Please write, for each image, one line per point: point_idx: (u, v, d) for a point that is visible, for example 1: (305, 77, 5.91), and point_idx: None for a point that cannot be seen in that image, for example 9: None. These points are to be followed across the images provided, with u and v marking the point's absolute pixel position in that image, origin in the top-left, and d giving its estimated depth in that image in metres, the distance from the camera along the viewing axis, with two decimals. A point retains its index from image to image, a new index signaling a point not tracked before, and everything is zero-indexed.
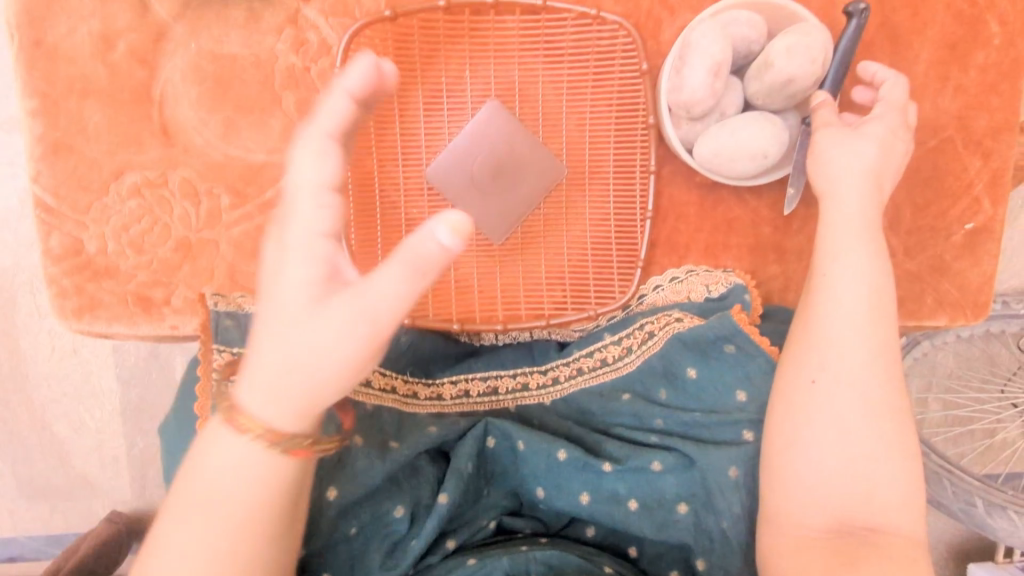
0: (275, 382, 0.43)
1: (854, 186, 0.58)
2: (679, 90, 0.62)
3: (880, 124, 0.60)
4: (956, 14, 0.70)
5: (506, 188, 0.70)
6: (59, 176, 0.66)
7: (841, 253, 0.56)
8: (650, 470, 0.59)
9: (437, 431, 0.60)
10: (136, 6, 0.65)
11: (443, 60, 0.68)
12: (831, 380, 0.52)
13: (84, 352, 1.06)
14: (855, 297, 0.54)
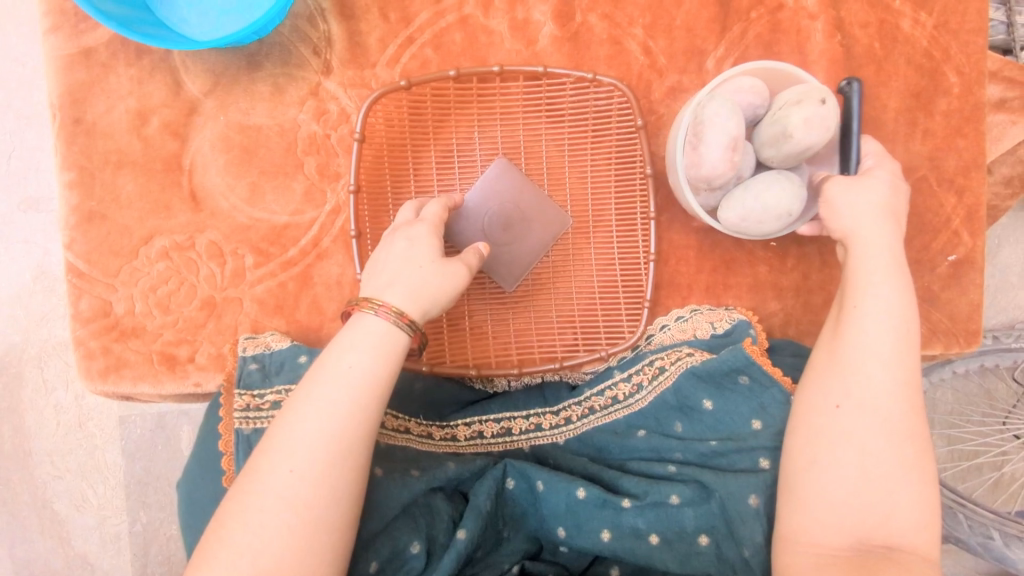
0: (344, 380, 0.50)
1: (877, 225, 0.59)
2: (700, 166, 0.64)
3: (884, 169, 0.63)
4: (918, 68, 0.77)
5: (516, 239, 0.73)
6: (92, 243, 0.70)
7: (869, 286, 0.57)
8: (669, 504, 0.58)
9: (454, 468, 0.61)
10: (170, 84, 0.70)
11: (454, 123, 0.73)
12: (855, 404, 0.54)
13: (90, 426, 1.06)
14: (881, 325, 0.56)
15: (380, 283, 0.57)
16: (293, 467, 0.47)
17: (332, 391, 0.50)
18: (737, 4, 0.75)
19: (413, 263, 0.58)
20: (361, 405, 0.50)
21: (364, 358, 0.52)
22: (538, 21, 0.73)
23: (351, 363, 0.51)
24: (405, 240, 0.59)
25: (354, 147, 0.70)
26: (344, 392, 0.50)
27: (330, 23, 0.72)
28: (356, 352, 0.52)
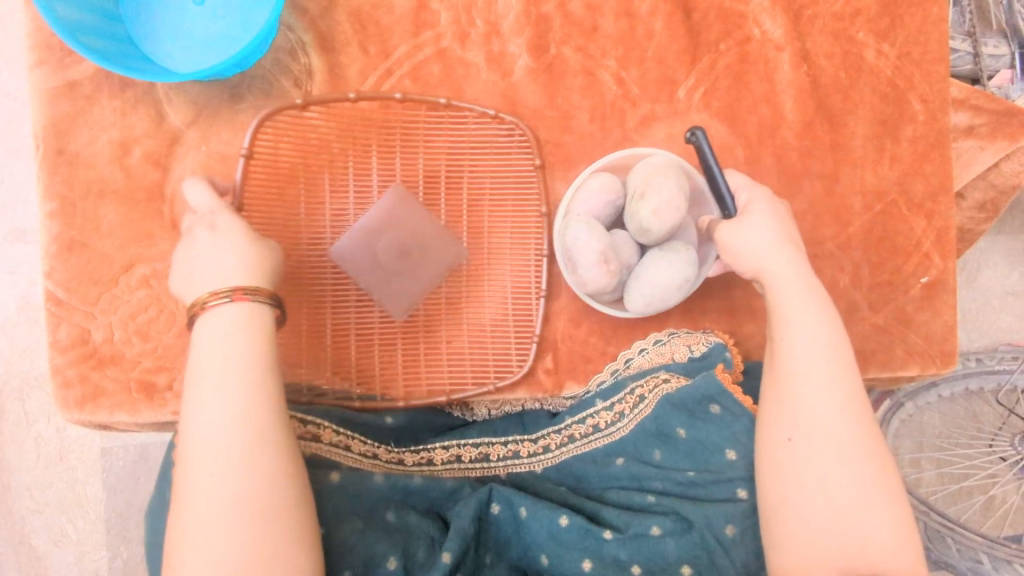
0: (217, 373, 0.51)
1: (780, 254, 0.61)
2: (586, 283, 0.67)
3: (758, 204, 0.63)
4: (883, 96, 0.80)
5: (407, 270, 0.72)
6: (72, 272, 0.70)
7: (792, 317, 0.59)
8: (650, 535, 0.58)
9: (420, 482, 0.62)
10: (153, 116, 0.72)
11: (399, 140, 0.74)
12: (804, 436, 0.54)
13: (71, 459, 1.05)
14: (809, 349, 0.57)
15: (224, 271, 0.55)
16: (214, 470, 0.47)
17: (222, 383, 0.50)
18: (705, 37, 0.77)
19: (225, 245, 0.56)
20: (258, 384, 0.51)
21: (236, 341, 0.52)
22: (513, 53, 0.75)
23: (222, 351, 0.52)
24: (208, 228, 0.58)
25: (240, 162, 0.66)
26: (232, 379, 0.51)
27: (312, 56, 0.74)
28: (209, 341, 0.52)
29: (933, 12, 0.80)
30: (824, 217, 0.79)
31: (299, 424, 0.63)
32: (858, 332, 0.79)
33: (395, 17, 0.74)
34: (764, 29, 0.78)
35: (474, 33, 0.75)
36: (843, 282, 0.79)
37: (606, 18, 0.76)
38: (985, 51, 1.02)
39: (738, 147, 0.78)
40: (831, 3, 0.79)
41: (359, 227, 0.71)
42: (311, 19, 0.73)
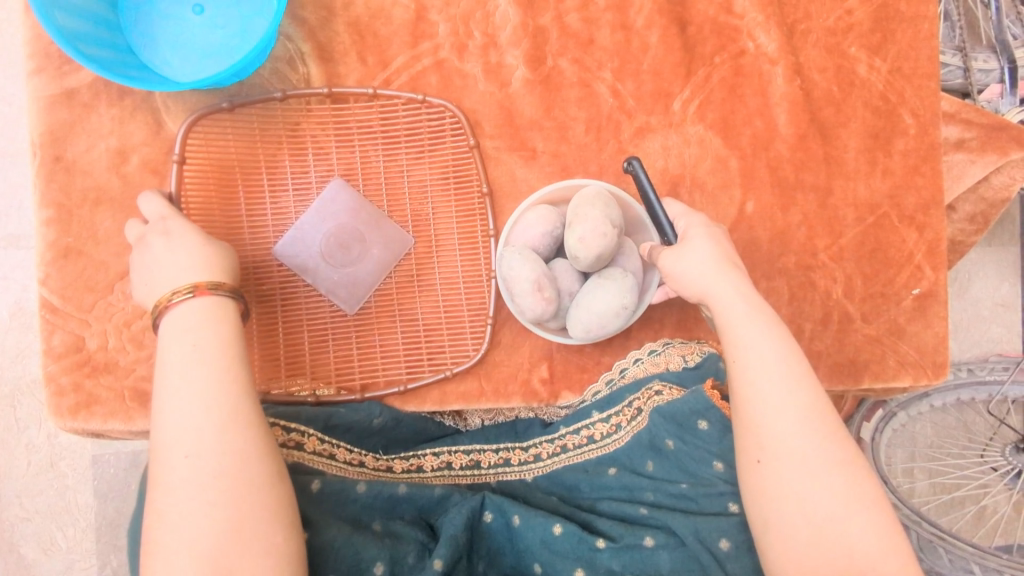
0: (190, 363, 0.51)
1: (724, 277, 0.59)
2: (524, 313, 0.68)
3: (695, 246, 0.62)
4: (875, 110, 0.81)
5: (351, 261, 0.73)
6: (67, 279, 0.70)
7: (742, 336, 0.57)
8: (643, 546, 0.58)
9: (406, 491, 0.61)
10: (151, 124, 0.72)
11: (359, 137, 0.74)
12: (771, 455, 0.52)
13: (61, 466, 1.04)
14: (757, 365, 0.55)
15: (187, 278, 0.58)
16: (188, 453, 0.47)
17: (190, 370, 0.50)
18: (701, 50, 0.78)
19: (179, 250, 0.58)
20: (226, 371, 0.51)
21: (206, 333, 0.53)
22: (511, 65, 0.76)
23: (196, 341, 0.52)
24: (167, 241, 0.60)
25: (172, 169, 0.69)
26: (197, 368, 0.51)
27: (310, 66, 0.74)
28: (191, 335, 0.53)
29: (923, 28, 0.81)
30: (817, 229, 0.80)
31: (282, 432, 0.62)
32: (850, 343, 0.80)
33: (393, 27, 0.75)
34: (758, 43, 0.79)
35: (472, 45, 0.75)
36: (837, 293, 0.80)
37: (603, 30, 0.77)
38: (976, 65, 1.03)
39: (732, 159, 0.79)
40: (824, 18, 0.80)
41: (300, 227, 0.72)
42: (310, 29, 0.74)
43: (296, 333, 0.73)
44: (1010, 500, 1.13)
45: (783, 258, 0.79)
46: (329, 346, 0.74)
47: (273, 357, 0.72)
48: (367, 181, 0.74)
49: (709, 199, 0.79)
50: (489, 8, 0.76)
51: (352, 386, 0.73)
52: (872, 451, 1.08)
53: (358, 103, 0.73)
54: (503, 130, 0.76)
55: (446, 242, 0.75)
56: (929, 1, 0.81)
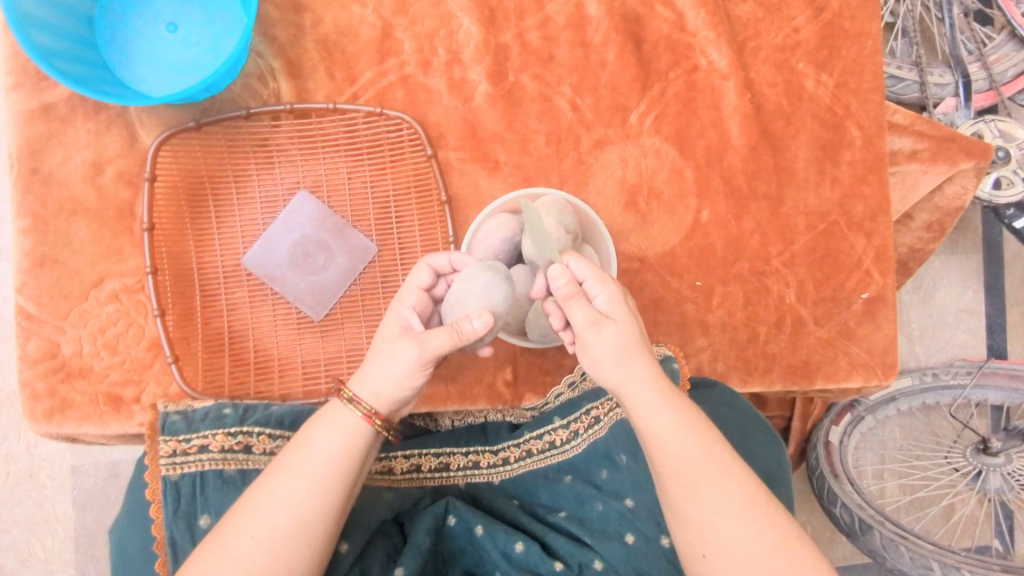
0: (314, 452, 0.54)
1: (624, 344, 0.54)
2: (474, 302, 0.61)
3: (605, 295, 0.56)
4: (823, 122, 0.85)
5: (313, 271, 0.76)
6: (43, 287, 0.72)
7: (645, 417, 0.54)
8: (593, 568, 0.62)
9: (392, 498, 0.70)
10: (125, 137, 0.74)
11: (323, 149, 0.77)
12: (711, 545, 0.51)
13: (41, 476, 1.05)
14: (681, 461, 0.52)
15: (388, 381, 0.55)
16: (253, 532, 0.51)
17: (308, 463, 0.54)
18: (656, 66, 0.82)
19: (399, 354, 0.55)
20: (337, 471, 0.54)
21: (340, 426, 0.55)
22: (474, 80, 0.79)
23: (323, 438, 0.55)
24: (414, 343, 0.55)
25: (145, 186, 0.72)
26: (319, 465, 0.53)
27: (280, 81, 0.77)
28: (321, 426, 0.55)
29: (868, 45, 0.85)
30: (769, 236, 0.84)
31: (269, 441, 0.67)
32: (803, 345, 0.83)
33: (360, 44, 0.78)
34: (710, 59, 0.83)
35: (436, 61, 0.79)
36: (789, 298, 0.84)
37: (562, 47, 0.81)
38: (931, 80, 1.08)
39: (687, 170, 0.83)
40: (773, 36, 0.84)
41: (267, 238, 0.76)
42: (280, 46, 0.77)
43: (265, 339, 0.76)
44: (974, 499, 1.16)
45: (738, 264, 0.83)
46: (301, 352, 0.77)
47: (244, 363, 0.75)
48: (332, 193, 0.77)
49: (665, 208, 0.82)
50: (453, 26, 0.79)
51: (319, 390, 0.76)
52: (841, 454, 1.11)
53: (322, 117, 0.76)
54: (467, 142, 0.79)
55: (410, 249, 0.78)
56: (874, 18, 0.86)
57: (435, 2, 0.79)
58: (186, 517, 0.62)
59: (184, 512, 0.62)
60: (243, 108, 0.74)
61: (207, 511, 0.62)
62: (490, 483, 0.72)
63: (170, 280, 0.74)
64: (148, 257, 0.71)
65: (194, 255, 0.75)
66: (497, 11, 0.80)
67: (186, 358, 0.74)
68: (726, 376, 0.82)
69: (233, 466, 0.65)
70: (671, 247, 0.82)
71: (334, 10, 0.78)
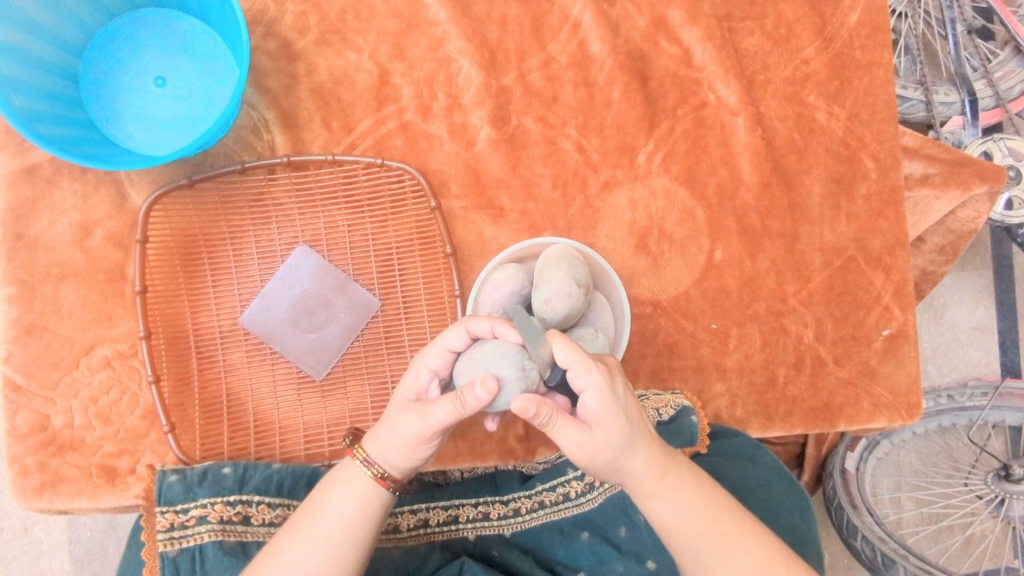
0: (330, 514, 0.52)
1: (618, 441, 0.51)
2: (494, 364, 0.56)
3: (590, 394, 0.50)
4: (837, 155, 0.82)
5: (313, 331, 0.73)
6: (31, 356, 0.69)
7: (648, 499, 0.54)
8: None
9: (398, 555, 0.66)
10: (115, 197, 0.72)
11: (322, 203, 0.74)
12: None
13: (36, 531, 0.98)
14: (688, 542, 0.53)
15: (391, 448, 0.52)
16: None
17: (322, 527, 0.52)
18: (663, 104, 0.80)
19: (405, 422, 0.51)
20: (352, 535, 0.52)
21: (356, 489, 0.53)
22: (475, 124, 0.77)
23: (339, 499, 0.53)
24: (416, 413, 0.51)
25: (137, 247, 0.69)
26: (334, 529, 0.52)
27: (274, 133, 0.74)
28: (337, 486, 0.53)
29: (879, 75, 0.83)
30: (785, 274, 0.81)
31: (269, 510, 0.63)
32: (824, 386, 0.80)
33: (357, 92, 0.75)
34: (718, 95, 0.80)
35: (436, 107, 0.76)
36: (808, 338, 0.80)
37: (566, 88, 0.78)
38: (937, 99, 1.01)
39: (698, 209, 0.80)
40: (782, 68, 0.82)
41: (265, 295, 0.72)
42: (274, 96, 0.74)
43: (265, 401, 0.73)
44: (998, 527, 1.09)
45: (754, 305, 0.80)
46: (302, 413, 0.73)
47: (243, 427, 0.72)
48: (332, 246, 0.74)
49: (677, 250, 0.80)
50: (452, 70, 0.76)
51: (322, 453, 0.72)
52: (858, 483, 1.02)
53: (319, 169, 0.73)
54: (470, 189, 0.77)
55: (414, 303, 0.75)
56: (884, 47, 0.83)
57: (433, 46, 0.76)
58: None
59: None
60: (237, 163, 0.71)
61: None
62: (501, 537, 0.68)
63: (164, 344, 0.71)
64: (141, 323, 0.68)
65: (189, 316, 0.71)
66: (498, 52, 0.77)
67: (183, 427, 0.70)
68: (746, 423, 0.79)
69: (233, 538, 0.60)
70: (684, 289, 0.79)
71: (329, 57, 0.75)
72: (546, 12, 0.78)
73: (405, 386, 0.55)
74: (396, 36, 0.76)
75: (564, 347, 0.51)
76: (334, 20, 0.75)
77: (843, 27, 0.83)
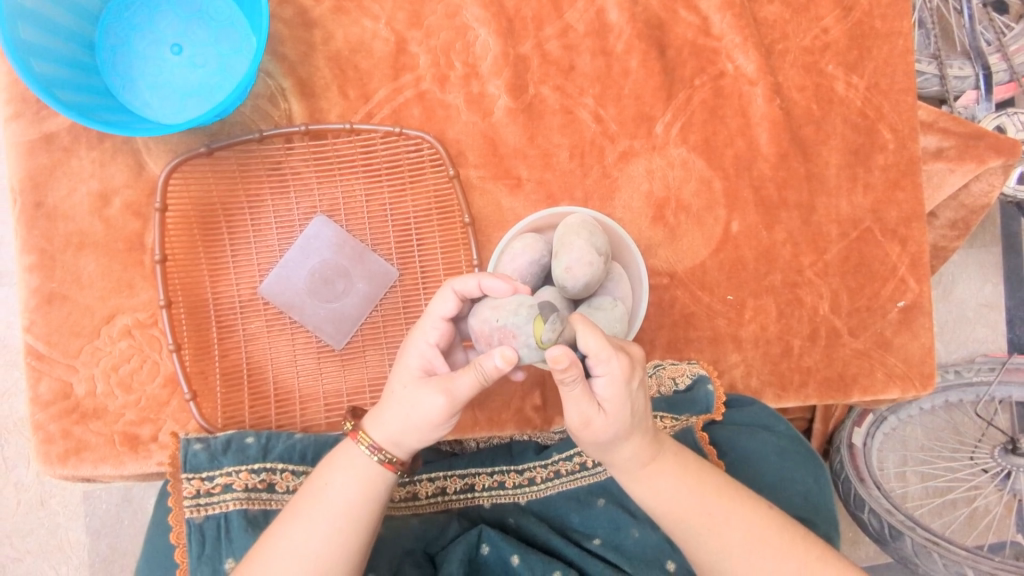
0: (329, 500, 0.52)
1: (615, 426, 0.51)
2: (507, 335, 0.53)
3: (605, 381, 0.49)
4: (854, 126, 0.82)
5: (330, 297, 0.73)
6: (52, 324, 0.69)
7: (635, 486, 0.54)
8: None
9: (418, 525, 0.66)
10: (132, 165, 0.71)
11: (340, 174, 0.74)
12: None
13: (52, 504, 0.99)
14: (676, 522, 0.54)
15: (411, 431, 0.52)
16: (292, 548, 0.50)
17: (321, 512, 0.52)
18: (681, 74, 0.79)
19: (423, 402, 0.51)
20: (353, 520, 0.52)
21: (359, 471, 0.53)
22: (492, 94, 0.76)
23: (338, 484, 0.53)
24: (435, 392, 0.50)
25: (156, 217, 0.69)
26: (335, 513, 0.52)
27: (291, 101, 0.74)
28: (336, 470, 0.53)
29: (899, 44, 0.82)
30: (801, 246, 0.81)
31: (293, 478, 0.64)
32: (839, 357, 0.81)
33: (374, 60, 0.75)
34: (737, 64, 0.80)
35: (453, 75, 0.76)
36: (824, 310, 0.81)
37: (583, 56, 0.78)
38: (951, 73, 0.99)
39: (716, 180, 0.80)
40: (801, 38, 0.81)
41: (283, 264, 0.73)
42: (290, 65, 0.74)
43: (286, 370, 0.73)
44: (1002, 501, 1.10)
45: (770, 276, 0.80)
46: (322, 381, 0.73)
47: (265, 396, 0.72)
48: (350, 217, 0.74)
49: (694, 221, 0.80)
50: (470, 38, 0.76)
51: (343, 420, 0.73)
52: (866, 457, 1.02)
53: (337, 138, 0.73)
54: (487, 159, 0.76)
55: (433, 273, 0.75)
56: (904, 17, 0.82)
57: (450, 14, 0.76)
58: (211, 561, 0.58)
59: (209, 556, 0.58)
60: (255, 132, 0.71)
61: (233, 555, 0.58)
62: (518, 506, 0.69)
63: (185, 314, 0.71)
64: (162, 291, 0.68)
65: (209, 286, 0.72)
66: (515, 21, 0.77)
67: (205, 395, 0.71)
68: (761, 393, 0.80)
69: (258, 506, 0.61)
70: (701, 261, 0.80)
71: (345, 25, 0.74)
72: None
73: (409, 358, 0.54)
74: (413, 4, 0.75)
75: (584, 323, 0.49)
76: None
77: None
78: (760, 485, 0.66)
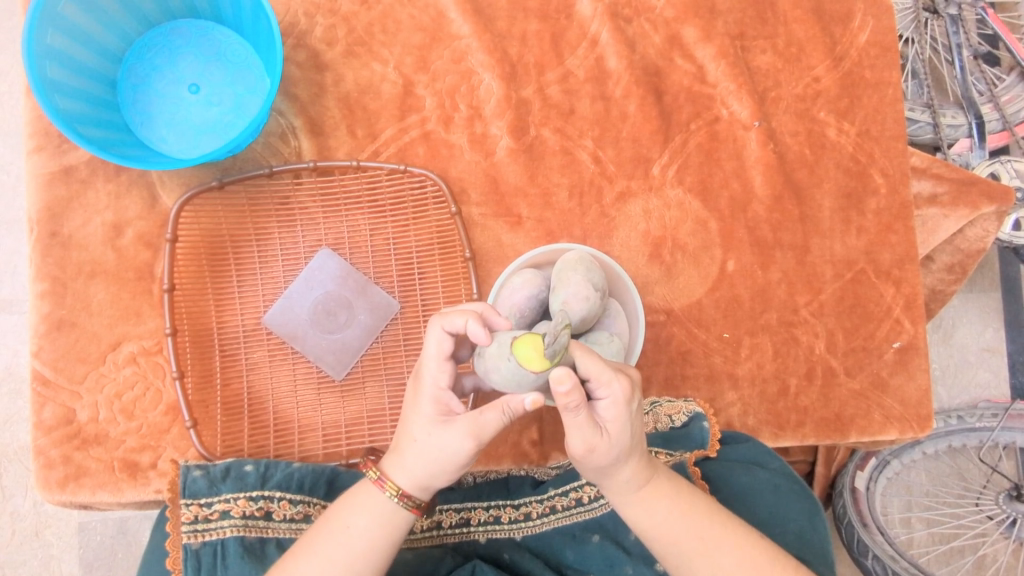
0: (346, 538, 0.52)
1: (615, 449, 0.51)
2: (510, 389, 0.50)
3: (608, 404, 0.50)
4: (846, 171, 0.84)
5: (340, 327, 0.75)
6: (59, 350, 0.71)
7: (627, 510, 0.55)
8: None
9: (413, 557, 0.66)
10: (146, 198, 0.74)
11: (345, 209, 0.76)
12: None
13: (46, 535, 0.99)
14: (667, 546, 0.54)
15: (443, 474, 0.53)
16: None
17: (336, 550, 0.52)
18: (677, 118, 0.82)
19: (454, 445, 0.51)
20: (367, 561, 0.52)
21: (375, 512, 0.53)
22: (495, 134, 0.79)
23: (357, 525, 0.53)
24: (464, 436, 0.51)
25: (166, 248, 0.71)
26: (350, 554, 0.52)
27: (301, 139, 0.77)
28: (356, 510, 0.54)
29: (888, 93, 0.85)
30: (797, 285, 0.82)
31: (291, 506, 0.64)
32: (836, 397, 0.81)
33: (382, 102, 0.78)
34: (731, 110, 0.83)
35: (457, 117, 0.79)
36: (819, 349, 0.81)
37: (583, 100, 0.81)
38: (944, 121, 1.02)
39: (712, 221, 0.82)
40: (793, 86, 0.84)
41: (289, 295, 0.74)
42: (302, 104, 0.77)
43: (286, 401, 0.74)
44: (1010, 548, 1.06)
45: (766, 315, 0.81)
46: (321, 411, 0.74)
47: (264, 425, 0.73)
48: (354, 250, 0.76)
49: (690, 260, 0.81)
50: (474, 81, 0.79)
51: (340, 452, 0.74)
52: (869, 502, 1.01)
53: (344, 175, 0.76)
54: (489, 197, 0.79)
55: (434, 306, 0.77)
56: (892, 67, 0.86)
57: (456, 59, 0.79)
58: None
59: None
60: (265, 168, 0.73)
61: None
62: (513, 541, 0.68)
63: (189, 343, 0.72)
64: (169, 320, 0.70)
65: (214, 315, 0.73)
66: (518, 66, 0.80)
67: (205, 424, 0.72)
68: (758, 431, 0.80)
69: (254, 533, 0.61)
70: (697, 299, 0.81)
71: (356, 68, 0.78)
72: (565, 28, 0.81)
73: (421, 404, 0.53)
74: (420, 49, 0.79)
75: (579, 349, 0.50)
76: (362, 33, 0.78)
77: (853, 47, 0.85)
78: (755, 521, 0.65)
